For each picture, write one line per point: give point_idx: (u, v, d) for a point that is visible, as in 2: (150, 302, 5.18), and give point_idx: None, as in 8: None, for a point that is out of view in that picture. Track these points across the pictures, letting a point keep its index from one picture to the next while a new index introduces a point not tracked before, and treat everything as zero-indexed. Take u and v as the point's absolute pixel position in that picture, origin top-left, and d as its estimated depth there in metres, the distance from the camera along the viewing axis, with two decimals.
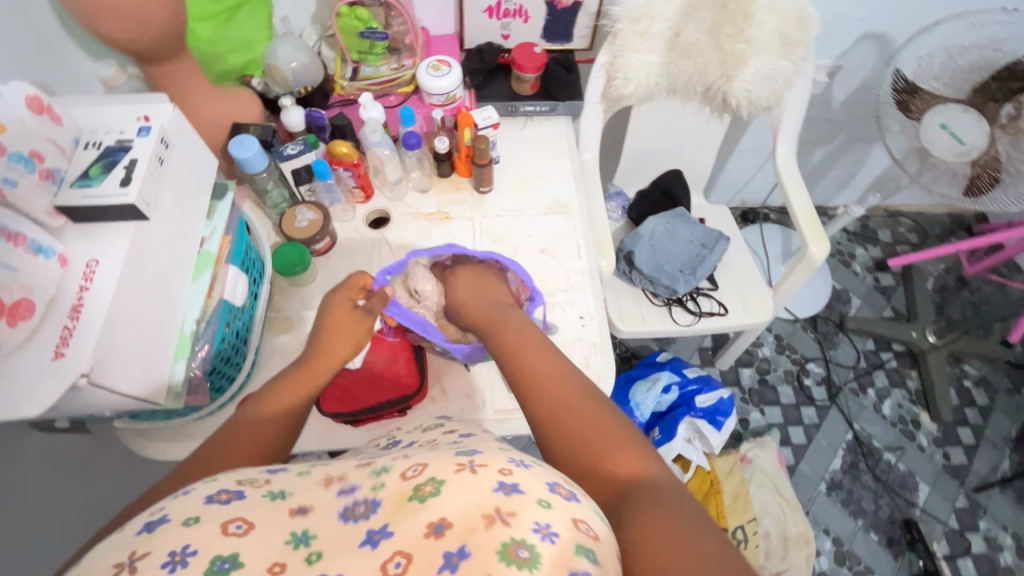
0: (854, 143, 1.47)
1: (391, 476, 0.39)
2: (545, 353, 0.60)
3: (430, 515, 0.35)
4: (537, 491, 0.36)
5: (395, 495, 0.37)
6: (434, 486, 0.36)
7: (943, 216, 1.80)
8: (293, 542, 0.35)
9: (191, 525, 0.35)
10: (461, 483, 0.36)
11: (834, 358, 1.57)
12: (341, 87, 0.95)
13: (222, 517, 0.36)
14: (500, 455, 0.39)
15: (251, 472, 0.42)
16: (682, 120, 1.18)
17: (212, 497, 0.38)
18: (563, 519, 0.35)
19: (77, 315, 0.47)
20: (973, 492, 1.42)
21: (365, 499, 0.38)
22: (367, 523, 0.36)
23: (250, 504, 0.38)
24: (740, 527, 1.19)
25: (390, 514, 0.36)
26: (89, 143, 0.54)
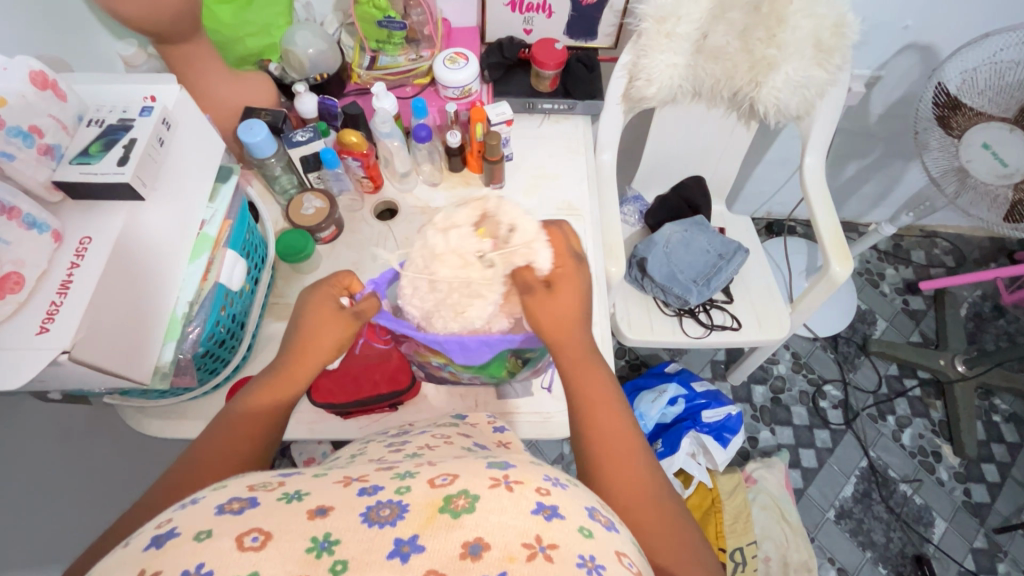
0: (890, 158, 1.40)
1: (417, 483, 0.36)
2: (613, 411, 0.57)
3: (467, 532, 0.32)
4: (578, 517, 0.35)
5: (426, 503, 0.34)
6: (470, 500, 0.34)
7: (984, 240, 1.71)
8: (315, 550, 0.31)
9: (203, 540, 0.32)
10: (499, 500, 0.34)
11: (853, 381, 1.51)
12: (357, 76, 0.94)
13: (237, 530, 0.32)
14: (535, 471, 0.37)
15: (263, 475, 0.39)
16: (706, 126, 1.14)
17: (223, 507, 0.34)
18: (608, 552, 0.34)
19: (65, 290, 0.48)
20: (994, 532, 1.35)
21: (391, 502, 0.34)
22: (394, 531, 0.32)
23: (265, 512, 0.34)
24: (740, 548, 1.14)
25: (421, 524, 0.32)
26: (91, 121, 0.54)
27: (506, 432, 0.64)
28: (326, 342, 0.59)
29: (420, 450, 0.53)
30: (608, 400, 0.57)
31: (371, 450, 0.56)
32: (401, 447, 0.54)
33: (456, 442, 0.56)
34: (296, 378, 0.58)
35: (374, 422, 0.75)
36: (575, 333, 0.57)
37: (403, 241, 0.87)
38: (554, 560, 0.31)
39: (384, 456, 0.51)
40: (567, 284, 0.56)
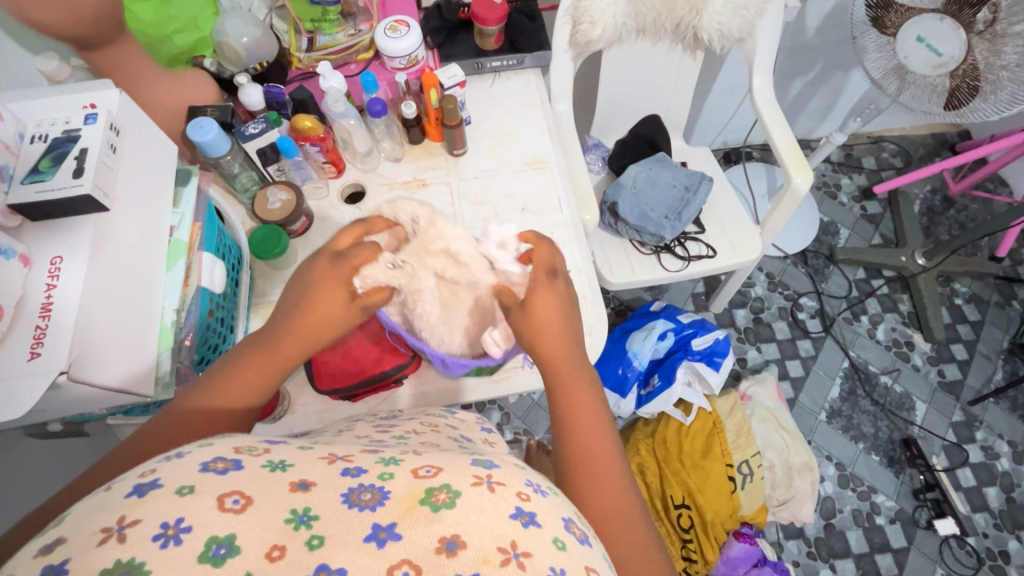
0: (832, 70, 1.45)
1: (401, 471, 0.37)
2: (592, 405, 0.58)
3: (444, 528, 0.33)
4: (554, 528, 0.36)
5: (406, 493, 0.35)
6: (451, 495, 0.35)
7: (926, 137, 1.79)
8: (293, 522, 0.33)
9: (185, 494, 0.32)
10: (479, 499, 0.35)
11: (826, 290, 1.58)
12: (298, 60, 0.91)
13: (219, 489, 0.33)
14: (518, 475, 0.39)
15: (249, 440, 0.39)
16: (655, 62, 1.15)
17: (208, 464, 0.34)
18: (577, 567, 0.35)
19: (48, 314, 0.46)
20: (969, 405, 1.46)
21: (372, 487, 0.35)
22: (373, 516, 0.33)
23: (248, 476, 0.34)
24: (746, 461, 1.22)
25: (400, 513, 0.34)
26: (34, 137, 0.51)
27: (491, 435, 0.69)
28: (320, 319, 0.55)
29: (408, 434, 0.57)
30: (589, 408, 0.57)
31: (358, 427, 0.59)
32: (389, 429, 0.58)
33: (442, 432, 0.60)
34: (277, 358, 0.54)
35: (382, 400, 0.76)
36: (564, 343, 0.60)
37: None
38: (526, 567, 0.33)
39: (372, 434, 0.55)
40: (541, 299, 0.60)
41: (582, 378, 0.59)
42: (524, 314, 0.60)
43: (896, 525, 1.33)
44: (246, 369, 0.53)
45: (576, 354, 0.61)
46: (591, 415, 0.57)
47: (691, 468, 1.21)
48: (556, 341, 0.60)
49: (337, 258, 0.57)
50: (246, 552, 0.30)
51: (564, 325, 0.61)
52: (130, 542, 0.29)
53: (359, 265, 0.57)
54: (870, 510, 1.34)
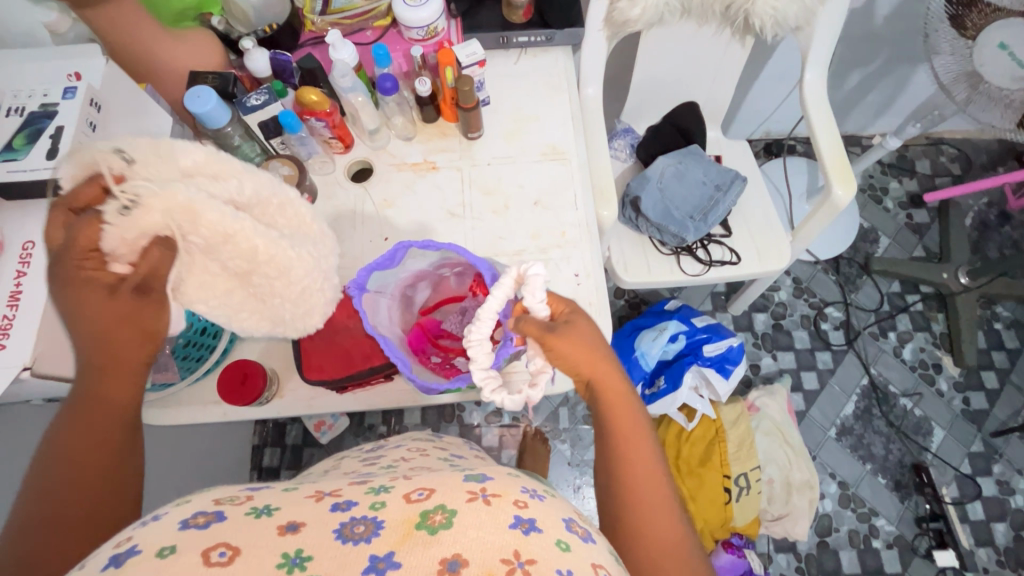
0: (895, 64, 1.32)
1: (392, 500, 0.42)
2: (639, 438, 0.56)
3: (444, 549, 0.37)
4: (556, 532, 0.42)
5: (401, 520, 0.39)
6: (447, 516, 0.40)
7: (992, 143, 1.64)
8: (286, 565, 0.35)
9: (168, 555, 0.35)
10: (477, 514, 0.40)
11: (855, 302, 1.49)
12: (311, 23, 0.85)
13: (204, 546, 0.36)
14: (511, 487, 0.45)
15: (229, 492, 0.44)
16: (698, 45, 1.05)
17: (188, 522, 0.39)
18: (584, 564, 0.40)
19: (15, 304, 0.49)
20: (991, 436, 1.39)
21: (365, 520, 0.39)
22: (370, 546, 0.37)
23: (231, 526, 0.39)
24: (744, 474, 1.18)
25: (397, 541, 0.37)
26: (12, 109, 0.49)
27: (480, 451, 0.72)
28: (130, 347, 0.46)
29: (397, 462, 0.61)
30: (637, 440, 0.55)
31: (345, 465, 0.65)
32: (377, 461, 0.63)
33: (431, 454, 0.64)
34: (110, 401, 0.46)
35: (370, 393, 0.74)
36: (608, 369, 0.56)
37: (382, 204, 0.84)
38: (531, 572, 0.37)
39: (360, 469, 0.60)
40: (581, 326, 0.57)
41: (629, 406, 0.57)
42: (562, 344, 0.55)
43: (893, 550, 1.30)
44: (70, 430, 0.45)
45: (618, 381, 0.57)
46: (638, 439, 0.55)
47: (686, 474, 1.19)
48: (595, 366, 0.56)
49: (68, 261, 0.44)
50: None
51: (605, 355, 0.57)
52: None
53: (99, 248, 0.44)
54: (868, 533, 1.31)
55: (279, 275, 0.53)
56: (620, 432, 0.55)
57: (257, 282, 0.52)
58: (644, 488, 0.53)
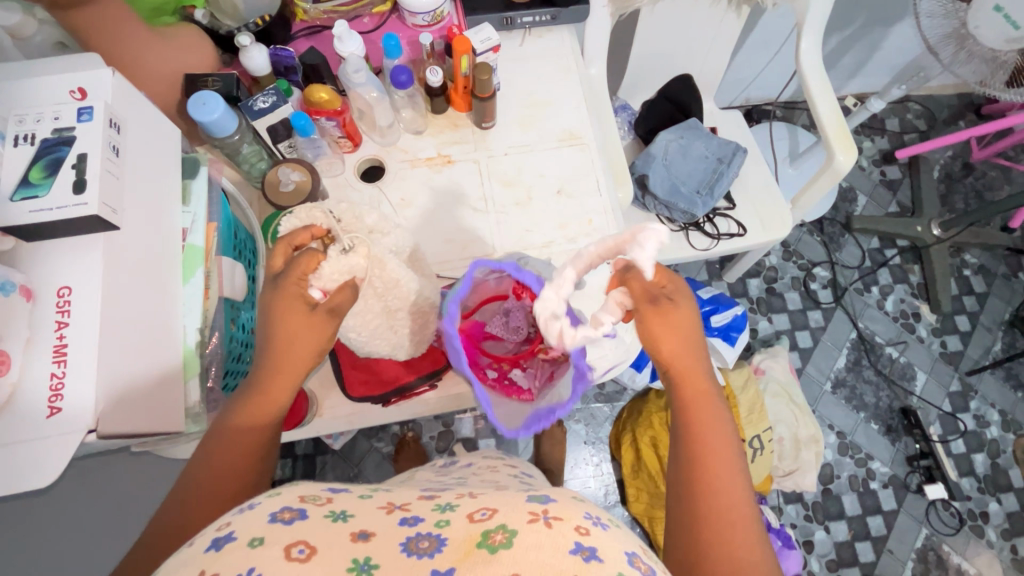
0: (872, 26, 1.35)
1: (457, 517, 0.37)
2: (723, 435, 0.55)
3: (504, 567, 0.32)
4: (617, 563, 0.35)
5: (463, 537, 0.35)
6: (507, 535, 0.35)
7: (952, 98, 1.72)
8: (355, 570, 0.33)
9: (257, 545, 0.33)
10: (537, 537, 0.35)
11: (840, 260, 1.56)
12: (303, 12, 0.79)
13: (285, 539, 0.34)
14: (576, 509, 0.39)
15: (314, 489, 0.40)
16: (696, 17, 1.03)
17: (276, 514, 0.36)
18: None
19: (63, 357, 0.41)
20: (966, 375, 1.49)
21: (429, 534, 0.35)
22: (431, 561, 0.33)
23: (313, 525, 0.36)
24: (757, 436, 1.23)
25: (458, 558, 0.33)
26: (18, 138, 0.42)
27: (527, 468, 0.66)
28: (305, 356, 0.50)
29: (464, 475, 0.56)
30: (716, 435, 0.54)
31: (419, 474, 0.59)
32: (448, 471, 0.59)
33: (500, 471, 0.58)
34: (274, 402, 0.49)
35: (418, 404, 0.72)
36: (691, 358, 0.59)
37: (400, 204, 0.79)
38: None
39: (431, 477, 0.56)
40: (677, 309, 0.60)
41: (711, 401, 0.57)
42: (652, 319, 0.59)
43: (888, 489, 1.39)
44: (243, 412, 0.48)
45: (705, 375, 0.59)
46: (710, 425, 0.55)
47: None
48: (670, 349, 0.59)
49: (280, 278, 0.50)
50: None
51: (693, 343, 0.59)
52: None
53: (308, 275, 0.50)
54: (865, 476, 1.40)
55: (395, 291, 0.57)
56: (699, 419, 0.56)
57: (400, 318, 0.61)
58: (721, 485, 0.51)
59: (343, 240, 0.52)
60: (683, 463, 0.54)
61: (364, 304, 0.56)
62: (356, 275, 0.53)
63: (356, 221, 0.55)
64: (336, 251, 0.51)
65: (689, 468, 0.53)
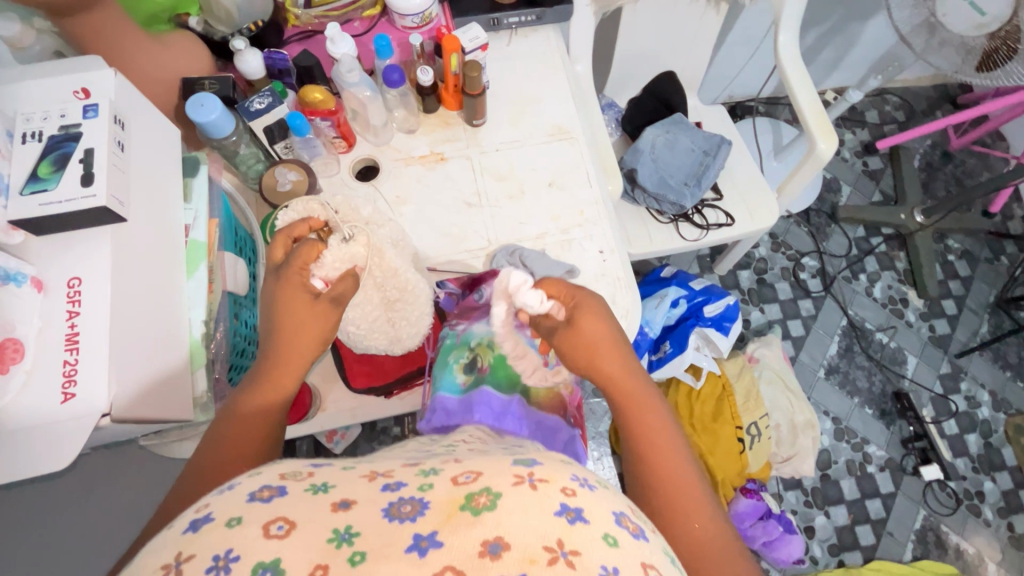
0: (847, 21, 1.39)
1: (440, 480, 0.38)
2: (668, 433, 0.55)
3: (486, 531, 0.34)
4: (604, 524, 0.37)
5: (445, 501, 0.36)
6: (491, 497, 0.36)
7: (929, 89, 1.76)
8: (336, 540, 0.33)
9: (235, 526, 0.34)
10: (521, 498, 0.36)
11: (827, 249, 1.59)
12: (295, 18, 0.80)
13: (264, 517, 0.34)
14: (562, 472, 0.40)
15: (295, 465, 0.41)
16: (677, 15, 1.07)
17: (255, 494, 0.37)
18: (632, 565, 0.35)
19: (75, 346, 0.41)
20: (955, 357, 1.52)
21: (411, 498, 0.36)
22: (413, 526, 0.34)
23: (293, 500, 0.36)
24: (755, 423, 1.25)
25: (440, 521, 0.34)
26: (27, 135, 0.44)
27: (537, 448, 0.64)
28: (309, 343, 0.52)
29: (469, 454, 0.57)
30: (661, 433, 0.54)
31: None
32: None
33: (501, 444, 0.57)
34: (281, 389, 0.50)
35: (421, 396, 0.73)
36: (619, 365, 0.58)
37: (396, 200, 0.81)
38: (575, 565, 0.33)
39: None
40: (588, 319, 0.59)
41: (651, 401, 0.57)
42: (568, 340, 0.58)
43: (886, 472, 1.41)
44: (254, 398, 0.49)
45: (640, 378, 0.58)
46: (653, 425, 0.55)
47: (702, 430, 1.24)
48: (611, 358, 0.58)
49: (283, 267, 0.53)
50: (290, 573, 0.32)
51: (618, 347, 0.58)
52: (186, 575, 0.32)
53: (309, 265, 0.53)
54: (863, 460, 1.42)
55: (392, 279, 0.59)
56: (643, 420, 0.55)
57: (397, 310, 0.63)
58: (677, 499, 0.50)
59: (343, 230, 0.55)
60: (636, 464, 0.53)
61: (363, 294, 0.59)
62: (356, 263, 0.56)
63: (352, 212, 0.58)
64: (337, 240, 0.54)
65: (641, 468, 0.52)
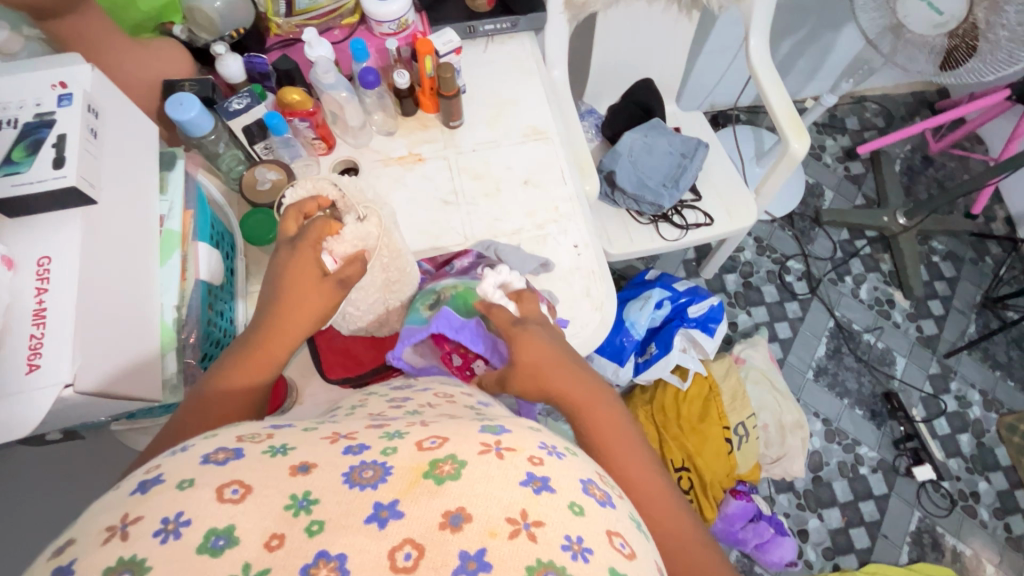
0: (821, 29, 1.43)
1: (405, 444, 0.36)
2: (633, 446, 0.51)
3: (449, 502, 0.32)
4: (570, 493, 0.34)
5: (410, 466, 0.34)
6: (456, 466, 0.33)
7: (907, 96, 1.80)
8: (293, 508, 0.32)
9: (185, 489, 0.32)
10: (487, 467, 0.34)
11: (812, 252, 1.61)
12: (276, 26, 0.84)
13: (217, 481, 0.32)
14: (531, 439, 0.37)
15: (253, 427, 0.39)
16: (651, 22, 1.10)
17: (207, 457, 0.34)
18: (597, 534, 0.33)
19: (42, 321, 0.42)
20: (944, 358, 1.52)
21: (374, 463, 0.34)
22: (374, 493, 0.32)
23: (248, 464, 0.34)
24: (742, 422, 1.25)
25: (402, 490, 0.32)
26: (3, 122, 0.46)
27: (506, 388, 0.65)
28: (305, 318, 0.52)
29: None
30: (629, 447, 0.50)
31: None
32: None
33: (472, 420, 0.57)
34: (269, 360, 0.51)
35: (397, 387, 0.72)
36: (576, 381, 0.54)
37: None
38: (537, 539, 0.31)
39: None
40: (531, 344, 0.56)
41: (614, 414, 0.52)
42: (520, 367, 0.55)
43: (878, 474, 1.40)
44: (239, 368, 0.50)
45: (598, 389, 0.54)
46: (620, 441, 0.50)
47: (689, 432, 1.23)
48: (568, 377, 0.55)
49: (297, 239, 0.53)
50: (244, 543, 0.30)
51: (568, 362, 0.56)
52: (133, 539, 0.30)
53: (323, 239, 0.54)
54: (854, 461, 1.41)
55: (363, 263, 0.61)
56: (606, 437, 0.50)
57: (397, 291, 0.66)
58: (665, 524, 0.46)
59: (357, 209, 0.56)
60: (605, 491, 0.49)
61: (370, 276, 0.61)
62: (367, 245, 0.57)
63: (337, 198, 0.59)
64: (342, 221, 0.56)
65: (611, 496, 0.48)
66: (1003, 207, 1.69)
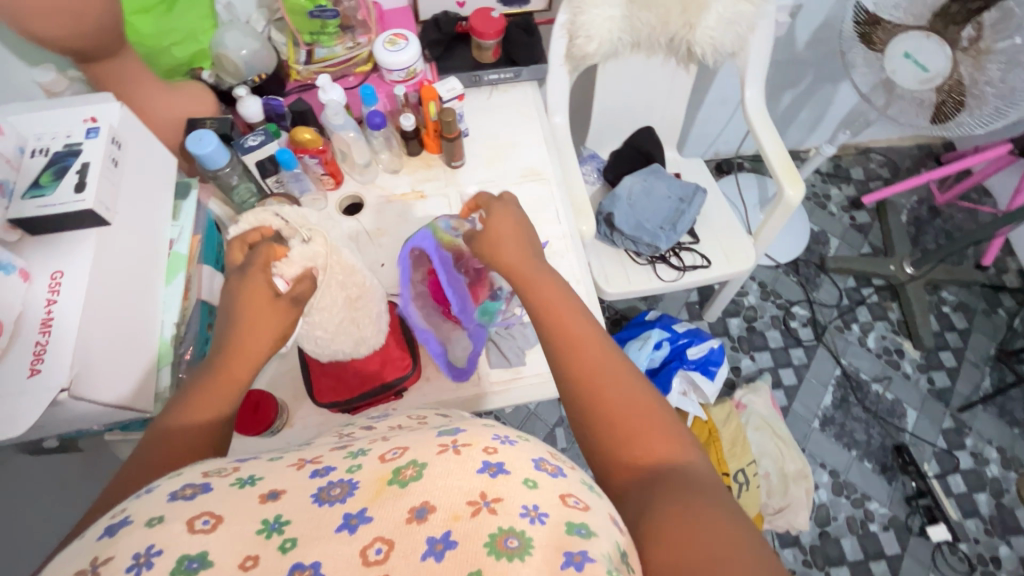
0: (820, 84, 1.48)
1: (369, 459, 0.36)
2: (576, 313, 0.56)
3: (414, 499, 0.32)
4: (524, 469, 0.34)
5: (374, 477, 0.34)
6: (418, 469, 0.34)
7: (911, 148, 1.83)
8: (265, 531, 0.31)
9: (155, 525, 0.31)
10: (446, 464, 0.34)
11: (818, 298, 1.60)
12: (296, 72, 0.92)
13: (187, 513, 0.32)
14: (485, 432, 0.37)
15: (219, 463, 0.38)
16: (650, 75, 1.16)
17: (176, 493, 0.34)
18: (552, 500, 0.33)
19: (48, 328, 0.46)
20: (958, 412, 1.48)
21: (341, 481, 0.34)
22: (344, 506, 0.32)
23: (217, 496, 0.34)
24: (741, 470, 1.22)
25: (370, 498, 0.33)
26: (35, 151, 0.51)
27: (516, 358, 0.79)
28: (265, 337, 0.53)
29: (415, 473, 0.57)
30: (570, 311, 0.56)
31: None
32: None
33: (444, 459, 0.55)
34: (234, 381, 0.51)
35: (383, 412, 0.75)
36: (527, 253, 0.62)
37: (375, 233, 0.86)
38: (497, 512, 0.31)
39: None
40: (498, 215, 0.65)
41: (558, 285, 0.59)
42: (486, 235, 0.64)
43: (890, 532, 1.34)
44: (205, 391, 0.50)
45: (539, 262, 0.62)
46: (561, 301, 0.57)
47: None
48: (532, 270, 0.61)
49: (246, 265, 0.54)
50: (219, 565, 0.29)
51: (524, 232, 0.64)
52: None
53: (272, 263, 0.55)
54: (864, 517, 1.35)
55: (355, 288, 0.64)
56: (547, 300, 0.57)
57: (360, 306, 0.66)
58: (608, 403, 0.48)
59: (301, 233, 0.58)
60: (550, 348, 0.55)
61: (330, 295, 0.60)
62: (315, 264, 0.58)
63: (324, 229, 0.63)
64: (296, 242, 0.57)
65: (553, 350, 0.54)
66: (1015, 259, 1.67)
